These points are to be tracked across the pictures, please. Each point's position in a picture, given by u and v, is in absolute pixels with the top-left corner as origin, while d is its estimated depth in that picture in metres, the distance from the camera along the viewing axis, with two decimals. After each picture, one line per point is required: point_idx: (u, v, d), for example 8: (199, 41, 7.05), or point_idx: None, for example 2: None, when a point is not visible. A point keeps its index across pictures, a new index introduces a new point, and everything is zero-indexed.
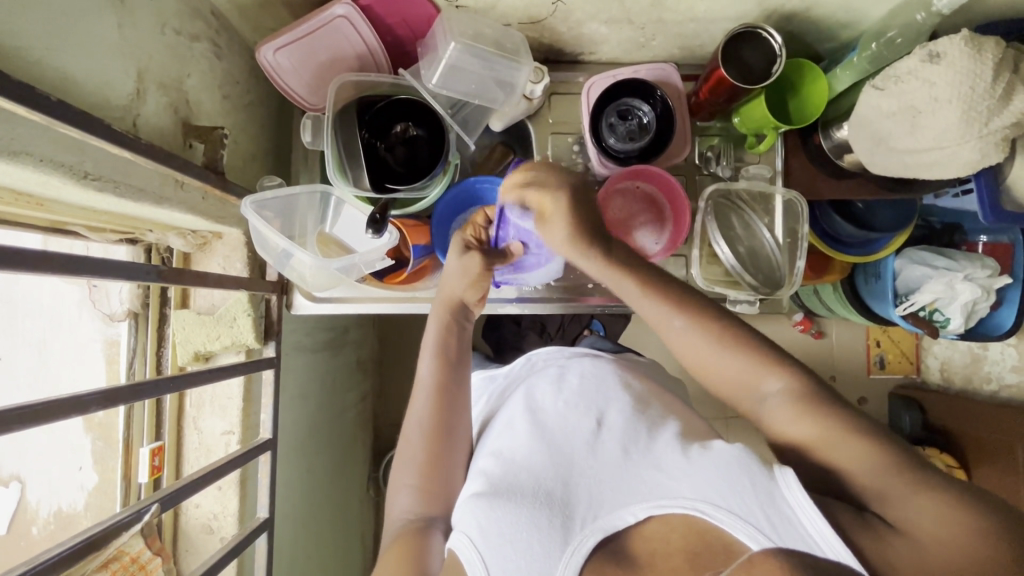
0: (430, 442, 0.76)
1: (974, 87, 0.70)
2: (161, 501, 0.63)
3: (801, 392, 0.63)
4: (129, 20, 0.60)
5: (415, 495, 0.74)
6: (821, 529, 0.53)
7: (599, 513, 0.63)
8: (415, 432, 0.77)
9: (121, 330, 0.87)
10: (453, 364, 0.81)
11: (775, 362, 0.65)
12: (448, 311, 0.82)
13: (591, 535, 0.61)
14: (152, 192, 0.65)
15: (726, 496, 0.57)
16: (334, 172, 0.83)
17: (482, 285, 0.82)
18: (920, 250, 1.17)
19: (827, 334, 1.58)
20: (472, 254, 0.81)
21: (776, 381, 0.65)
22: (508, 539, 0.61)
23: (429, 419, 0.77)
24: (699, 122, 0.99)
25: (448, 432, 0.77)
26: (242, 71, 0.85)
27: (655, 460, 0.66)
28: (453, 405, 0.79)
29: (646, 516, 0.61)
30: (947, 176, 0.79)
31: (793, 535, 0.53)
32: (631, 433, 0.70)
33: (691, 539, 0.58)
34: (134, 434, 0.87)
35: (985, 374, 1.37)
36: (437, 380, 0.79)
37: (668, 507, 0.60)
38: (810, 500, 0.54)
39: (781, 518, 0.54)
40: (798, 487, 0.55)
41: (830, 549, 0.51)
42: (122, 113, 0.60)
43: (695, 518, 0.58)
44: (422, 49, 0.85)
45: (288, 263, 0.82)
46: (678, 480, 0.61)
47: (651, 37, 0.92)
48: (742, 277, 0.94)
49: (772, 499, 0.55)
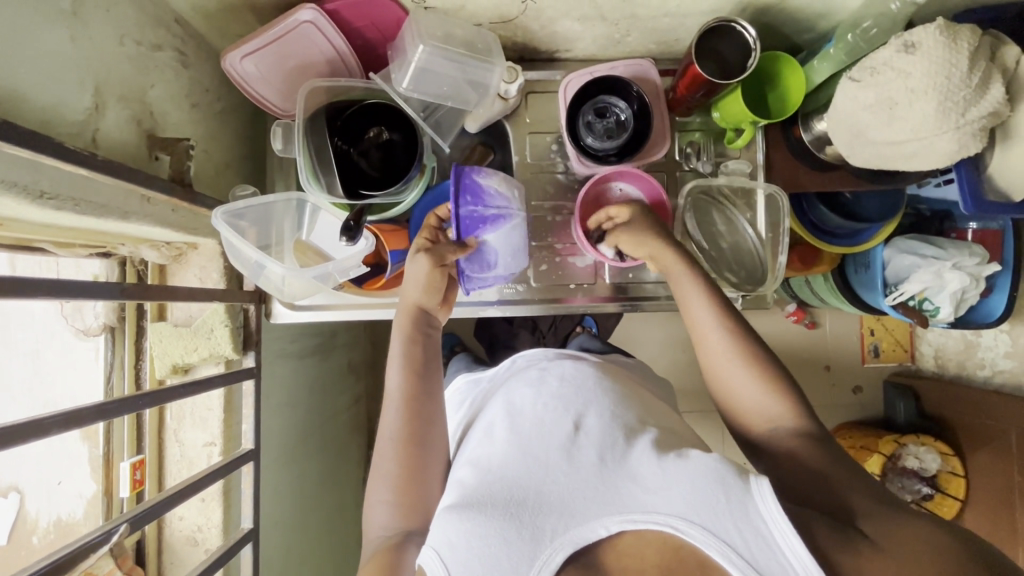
0: (402, 451, 0.76)
1: (949, 77, 0.69)
2: (131, 520, 0.63)
3: (810, 436, 0.68)
4: (84, 33, 0.59)
5: (391, 512, 0.73)
6: (797, 550, 0.55)
7: (570, 523, 0.61)
8: (385, 443, 0.77)
9: (97, 344, 0.86)
10: (419, 373, 0.80)
11: (793, 406, 0.70)
12: (409, 318, 0.81)
13: (560, 549, 0.59)
14: (115, 206, 0.64)
15: (701, 514, 0.58)
16: (307, 179, 0.81)
17: (437, 288, 0.81)
18: (909, 239, 1.16)
19: (821, 324, 1.57)
20: (422, 257, 0.79)
21: (789, 422, 0.70)
22: (477, 556, 0.60)
23: (398, 428, 0.77)
24: (678, 118, 0.98)
25: (419, 441, 0.77)
26: (210, 79, 0.84)
27: (631, 473, 0.65)
28: (422, 412, 0.78)
29: (619, 530, 0.60)
30: (926, 167, 0.78)
31: (772, 564, 0.55)
32: (607, 440, 0.69)
33: (666, 556, 0.58)
34: (115, 449, 0.86)
35: (979, 360, 1.37)
36: (403, 389, 0.79)
37: (642, 522, 0.60)
38: (782, 513, 0.56)
39: (756, 534, 0.56)
40: (774, 501, 0.57)
41: (804, 571, 0.54)
42: (78, 128, 0.59)
43: (669, 534, 0.58)
44: (392, 52, 0.84)
45: (263, 274, 0.81)
46: (653, 494, 0.61)
47: (626, 32, 0.91)
48: (722, 275, 0.95)
49: (746, 514, 0.57)
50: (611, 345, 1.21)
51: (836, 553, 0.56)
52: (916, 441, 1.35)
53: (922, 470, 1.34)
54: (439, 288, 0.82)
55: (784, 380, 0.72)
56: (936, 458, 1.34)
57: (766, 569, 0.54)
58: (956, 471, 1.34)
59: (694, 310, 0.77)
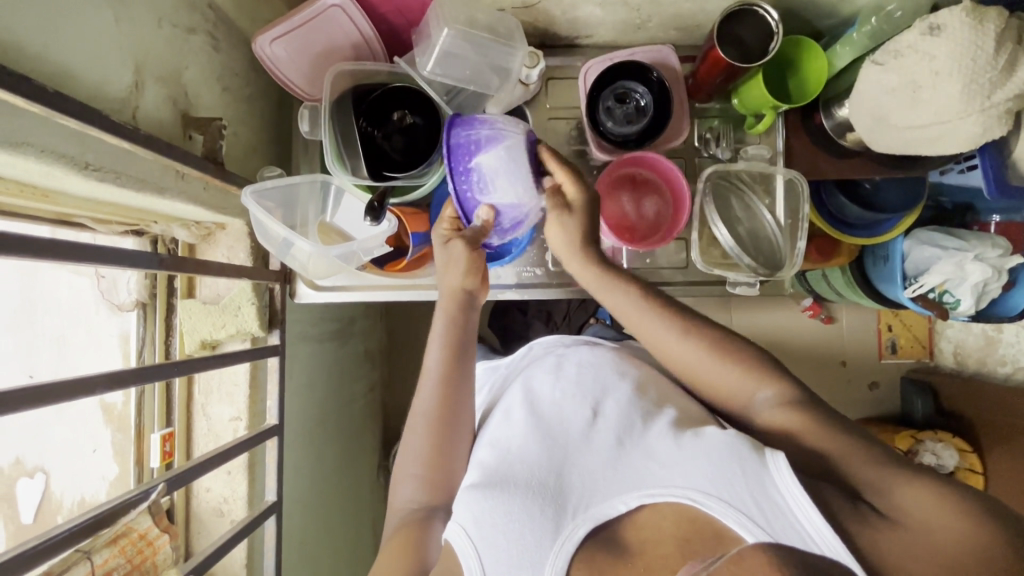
0: (432, 433, 0.78)
1: (974, 59, 0.69)
2: (167, 482, 0.66)
3: (791, 398, 0.65)
4: (126, 14, 0.62)
5: (419, 486, 0.76)
6: (815, 521, 0.53)
7: (591, 501, 0.63)
8: (418, 420, 0.79)
9: (128, 320, 0.88)
10: (458, 353, 0.81)
11: (765, 373, 0.68)
12: (452, 302, 0.82)
13: (582, 525, 0.61)
14: (153, 181, 0.66)
15: (717, 485, 0.58)
16: (331, 161, 0.83)
17: (473, 269, 0.82)
18: (931, 231, 1.16)
19: (837, 319, 1.52)
20: (451, 244, 0.81)
21: (767, 390, 0.67)
22: (502, 531, 0.62)
23: (432, 406, 0.79)
24: (697, 104, 0.98)
25: (449, 421, 0.79)
26: (240, 63, 0.86)
27: (649, 450, 0.66)
28: (454, 392, 0.80)
29: (638, 504, 0.61)
30: (950, 151, 0.78)
31: (787, 530, 0.54)
32: (627, 422, 0.71)
33: (683, 527, 0.58)
34: (146, 421, 0.89)
35: (1000, 357, 1.41)
36: (439, 365, 0.80)
37: (659, 495, 0.60)
38: (800, 486, 0.55)
39: (772, 504, 0.55)
40: (789, 473, 0.55)
41: (826, 547, 0.52)
42: (120, 105, 0.61)
43: (687, 507, 0.58)
44: (416, 37, 0.85)
45: (290, 253, 0.83)
46: (669, 468, 0.62)
47: (647, 18, 0.91)
48: (741, 258, 0.93)
49: (763, 486, 0.56)
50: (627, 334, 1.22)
51: (841, 515, 0.54)
52: (933, 437, 1.34)
53: (940, 466, 1.32)
54: (473, 269, 0.82)
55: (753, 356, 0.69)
56: (954, 453, 1.33)
57: (783, 536, 0.53)
58: (974, 467, 1.34)
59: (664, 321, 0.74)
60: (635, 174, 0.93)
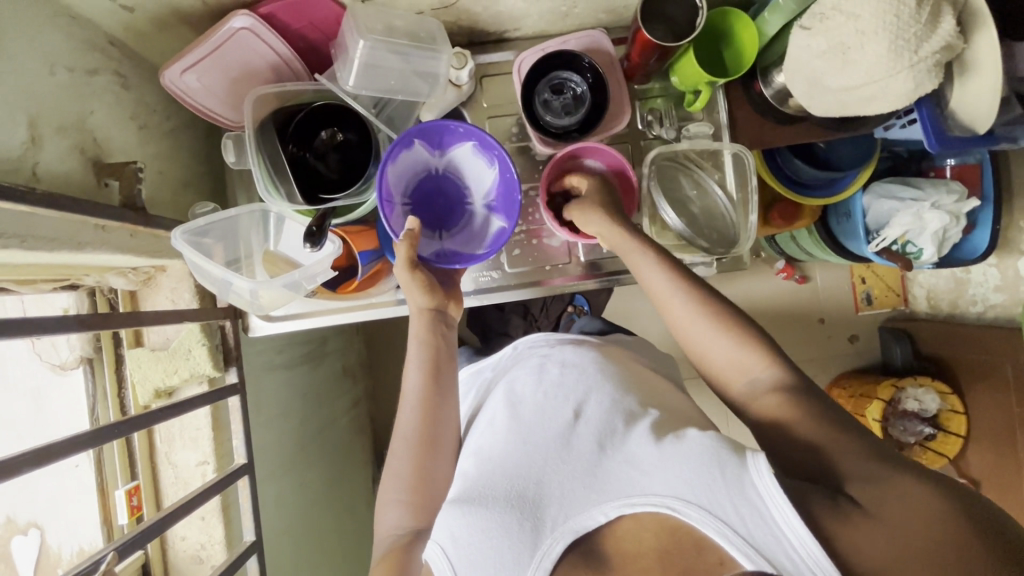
0: (418, 450, 0.76)
1: (898, 14, 0.68)
2: (116, 550, 0.64)
3: (786, 384, 0.67)
4: (10, 67, 0.58)
5: (405, 512, 0.74)
6: (795, 526, 0.54)
7: (570, 513, 0.62)
8: (401, 442, 0.77)
9: (77, 378, 0.85)
10: (439, 371, 0.80)
11: (766, 353, 0.70)
12: (425, 322, 0.81)
13: (561, 539, 0.61)
14: (67, 238, 0.63)
15: (697, 493, 0.58)
16: (265, 188, 0.80)
17: (438, 291, 0.82)
18: (887, 183, 1.14)
19: (811, 278, 1.55)
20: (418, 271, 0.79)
21: (766, 370, 0.69)
22: (479, 549, 0.61)
23: (414, 427, 0.77)
24: (637, 86, 0.97)
25: (432, 437, 0.77)
26: (156, 97, 0.82)
27: (630, 457, 0.65)
28: (435, 411, 0.78)
29: (618, 514, 0.61)
30: (886, 110, 0.77)
31: (768, 537, 0.55)
32: (607, 427, 0.69)
33: (663, 538, 0.59)
34: (109, 478, 0.87)
35: (969, 297, 1.37)
36: (422, 390, 0.79)
37: (639, 505, 0.60)
38: (779, 486, 0.56)
39: (751, 509, 0.56)
40: (769, 475, 0.56)
41: (806, 552, 0.54)
42: (15, 164, 0.58)
43: (665, 514, 0.59)
44: (336, 50, 0.82)
45: (232, 290, 0.79)
46: (650, 474, 0.62)
47: (573, 4, 0.89)
48: (695, 241, 0.93)
49: (742, 488, 0.57)
50: (601, 321, 1.20)
51: (823, 519, 0.56)
52: (914, 383, 1.35)
53: (922, 410, 1.35)
54: (432, 283, 0.81)
55: (741, 322, 0.72)
56: (936, 398, 1.34)
57: (763, 546, 0.55)
58: (956, 409, 1.35)
59: (644, 275, 0.78)
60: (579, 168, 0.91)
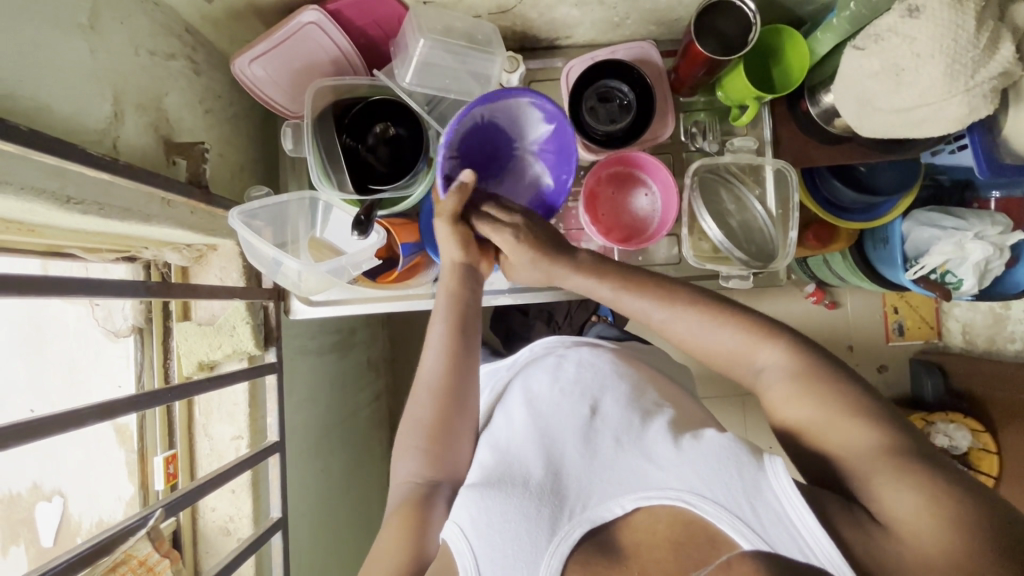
0: (437, 401, 0.74)
1: (956, 39, 0.68)
2: (165, 507, 0.67)
3: (797, 370, 0.64)
4: (102, 46, 0.63)
5: (419, 461, 0.73)
6: (819, 538, 0.53)
7: (588, 503, 0.63)
8: (422, 390, 0.75)
9: (126, 346, 0.89)
10: (463, 330, 0.76)
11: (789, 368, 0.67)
12: (457, 275, 0.78)
13: (578, 526, 0.62)
14: (139, 210, 0.67)
15: (715, 489, 0.58)
16: (319, 178, 0.84)
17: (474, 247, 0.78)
18: (927, 211, 1.13)
19: (842, 305, 1.50)
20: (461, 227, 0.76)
21: (773, 353, 0.66)
22: (498, 529, 0.61)
23: (436, 377, 0.75)
24: (682, 98, 0.98)
25: (453, 396, 0.75)
26: (222, 84, 0.86)
27: (647, 451, 0.66)
28: (458, 367, 0.75)
29: (634, 507, 0.62)
30: (938, 133, 0.77)
31: (785, 539, 0.55)
32: (626, 421, 0.70)
33: (677, 530, 0.59)
34: (148, 444, 0.90)
35: (1008, 334, 1.34)
36: (444, 342, 0.76)
37: (654, 497, 0.61)
38: (797, 490, 0.56)
39: (768, 509, 0.56)
40: (785, 475, 0.56)
41: (826, 559, 0.53)
42: (100, 136, 0.62)
43: (681, 509, 0.60)
44: (395, 49, 0.85)
45: (280, 271, 0.83)
46: (666, 471, 0.62)
47: (625, 15, 0.91)
48: (733, 253, 0.92)
49: (758, 490, 0.57)
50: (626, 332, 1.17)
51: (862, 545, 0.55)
52: (944, 417, 1.33)
53: (952, 447, 1.31)
54: (471, 240, 0.77)
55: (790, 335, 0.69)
56: (967, 434, 1.31)
57: (774, 539, 0.55)
58: (988, 449, 1.31)
59: (642, 312, 0.72)
60: (601, 184, 0.92)
